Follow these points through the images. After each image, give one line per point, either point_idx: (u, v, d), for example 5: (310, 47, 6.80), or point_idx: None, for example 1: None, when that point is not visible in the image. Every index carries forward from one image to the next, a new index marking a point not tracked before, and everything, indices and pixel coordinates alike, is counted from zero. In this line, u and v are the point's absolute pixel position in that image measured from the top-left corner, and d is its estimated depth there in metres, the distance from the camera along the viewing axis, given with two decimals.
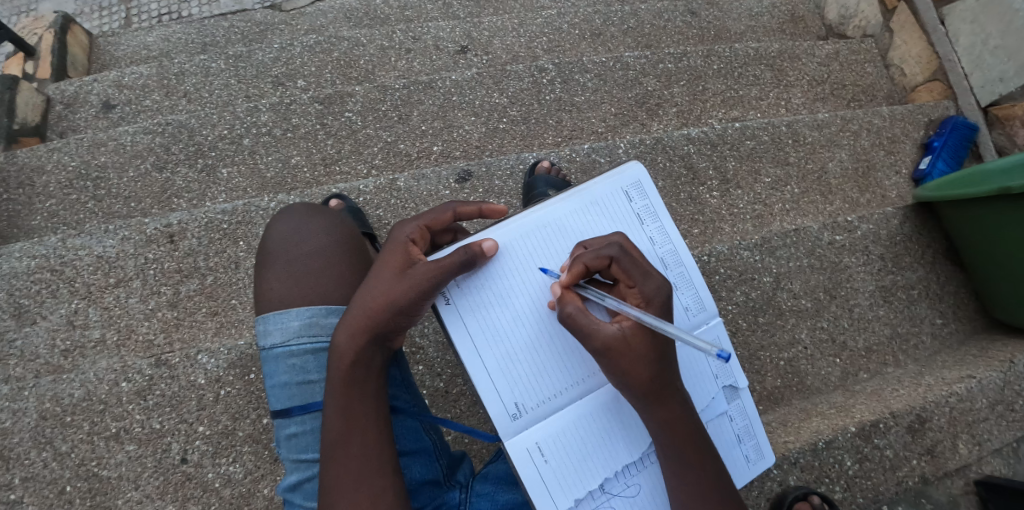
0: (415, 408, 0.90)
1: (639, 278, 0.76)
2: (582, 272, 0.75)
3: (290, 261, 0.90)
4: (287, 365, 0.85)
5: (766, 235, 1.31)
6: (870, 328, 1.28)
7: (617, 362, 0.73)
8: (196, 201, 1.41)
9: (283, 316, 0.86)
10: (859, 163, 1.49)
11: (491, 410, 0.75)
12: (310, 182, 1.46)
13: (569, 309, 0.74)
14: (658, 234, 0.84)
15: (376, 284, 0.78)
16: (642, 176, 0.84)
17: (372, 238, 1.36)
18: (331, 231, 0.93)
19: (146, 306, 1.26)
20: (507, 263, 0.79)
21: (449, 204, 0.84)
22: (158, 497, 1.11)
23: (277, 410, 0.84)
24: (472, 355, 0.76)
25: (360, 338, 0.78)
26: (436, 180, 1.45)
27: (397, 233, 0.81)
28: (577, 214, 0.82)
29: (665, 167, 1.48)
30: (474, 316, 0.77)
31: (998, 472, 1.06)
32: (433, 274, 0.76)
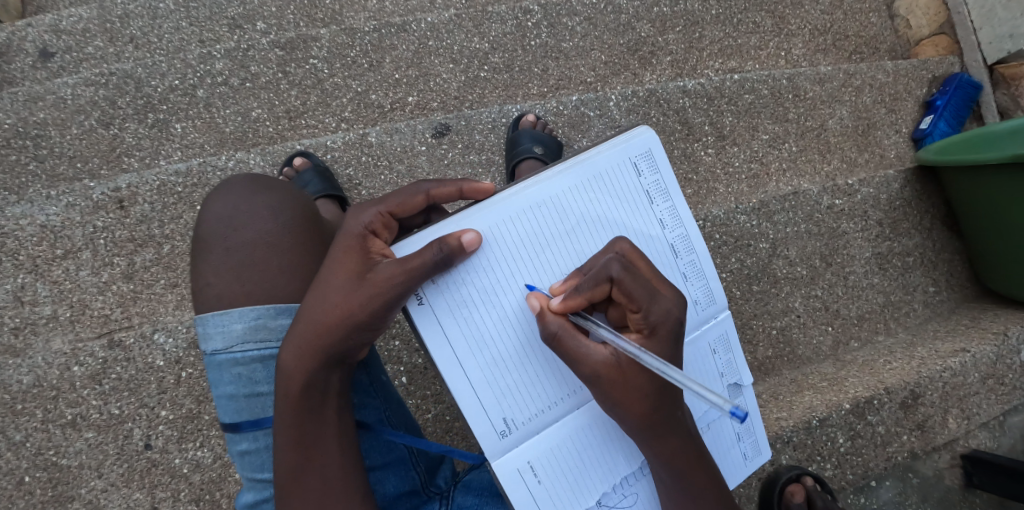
0: (389, 416, 0.82)
1: (641, 301, 0.69)
2: (578, 302, 0.69)
3: (229, 250, 0.79)
4: (232, 374, 0.76)
5: (765, 199, 1.25)
6: (864, 296, 1.25)
7: (608, 391, 0.69)
8: (150, 161, 1.28)
9: (223, 317, 0.76)
10: (859, 121, 1.43)
11: (477, 431, 0.69)
12: (273, 136, 1.34)
13: (553, 331, 0.68)
14: (669, 215, 0.77)
15: (330, 289, 0.70)
16: (653, 144, 0.76)
17: (341, 202, 1.28)
18: (278, 212, 0.81)
19: (99, 279, 1.17)
20: (495, 252, 0.71)
21: (422, 184, 0.76)
22: (123, 485, 1.09)
23: (226, 424, 0.76)
24: (452, 365, 0.69)
25: (311, 363, 0.71)
26: (411, 134, 1.34)
27: (354, 221, 0.72)
28: (579, 191, 0.74)
29: (659, 122, 1.39)
30: (456, 321, 0.70)
31: (983, 445, 1.07)
32: (397, 276, 0.68)
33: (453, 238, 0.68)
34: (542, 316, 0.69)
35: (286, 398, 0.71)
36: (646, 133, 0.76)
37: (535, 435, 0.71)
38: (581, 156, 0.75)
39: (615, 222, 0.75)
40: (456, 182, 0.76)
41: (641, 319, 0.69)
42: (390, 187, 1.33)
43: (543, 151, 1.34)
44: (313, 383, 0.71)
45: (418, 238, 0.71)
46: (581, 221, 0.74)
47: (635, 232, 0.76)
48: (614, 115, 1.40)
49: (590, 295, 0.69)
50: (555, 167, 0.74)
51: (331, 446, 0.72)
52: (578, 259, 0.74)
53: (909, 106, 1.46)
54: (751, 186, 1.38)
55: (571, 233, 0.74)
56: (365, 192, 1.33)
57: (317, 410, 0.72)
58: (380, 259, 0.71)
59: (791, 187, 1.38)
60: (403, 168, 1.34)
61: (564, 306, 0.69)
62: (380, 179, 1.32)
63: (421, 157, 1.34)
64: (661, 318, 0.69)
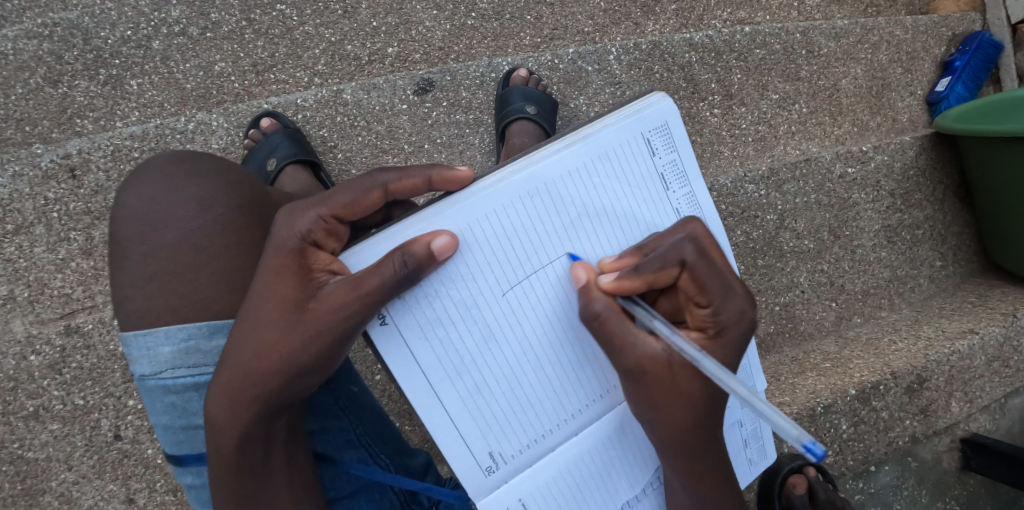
0: (358, 438, 0.77)
1: (712, 294, 0.64)
2: (635, 284, 0.63)
3: (148, 257, 0.72)
4: (165, 403, 0.71)
5: (774, 166, 1.17)
6: (870, 270, 1.21)
7: (651, 388, 0.65)
8: (105, 124, 1.12)
9: (148, 339, 0.70)
10: (874, 81, 1.33)
11: (460, 469, 0.64)
12: (239, 93, 1.18)
13: (597, 311, 0.63)
14: (686, 203, 0.67)
15: (263, 327, 0.62)
16: (670, 116, 0.65)
17: (316, 168, 1.15)
18: (203, 208, 0.74)
19: (56, 256, 1.05)
20: (477, 256, 0.62)
21: (379, 176, 0.64)
22: (96, 477, 1.03)
23: (170, 455, 0.73)
24: (427, 396, 0.63)
25: (244, 414, 0.63)
26: (390, 91, 1.19)
27: (287, 230, 0.62)
28: (579, 176, 0.64)
29: (662, 78, 1.26)
30: (429, 343, 0.63)
31: (983, 429, 1.09)
32: (350, 303, 0.60)
33: (423, 241, 0.59)
34: (587, 291, 0.63)
35: (218, 460, 0.64)
36: (662, 103, 0.65)
37: (527, 468, 0.66)
38: (582, 132, 0.64)
39: (622, 213, 0.65)
40: (422, 169, 0.65)
41: (708, 315, 0.65)
42: (367, 150, 1.19)
43: (535, 111, 1.21)
44: (251, 436, 0.64)
45: (374, 245, 0.62)
46: (581, 214, 0.64)
47: (647, 224, 0.66)
48: (613, 71, 1.26)
49: (653, 276, 0.63)
50: (550, 147, 0.63)
51: (281, 497, 0.67)
52: (575, 258, 0.65)
53: (926, 65, 1.37)
54: (758, 149, 1.28)
55: (569, 228, 0.64)
56: (340, 155, 1.19)
57: (264, 456, 0.66)
58: (325, 279, 0.63)
59: (799, 151, 1.29)
60: (382, 128, 1.19)
61: (616, 285, 0.63)
62: (356, 140, 1.19)
63: (402, 117, 1.19)
64: (732, 316, 0.65)
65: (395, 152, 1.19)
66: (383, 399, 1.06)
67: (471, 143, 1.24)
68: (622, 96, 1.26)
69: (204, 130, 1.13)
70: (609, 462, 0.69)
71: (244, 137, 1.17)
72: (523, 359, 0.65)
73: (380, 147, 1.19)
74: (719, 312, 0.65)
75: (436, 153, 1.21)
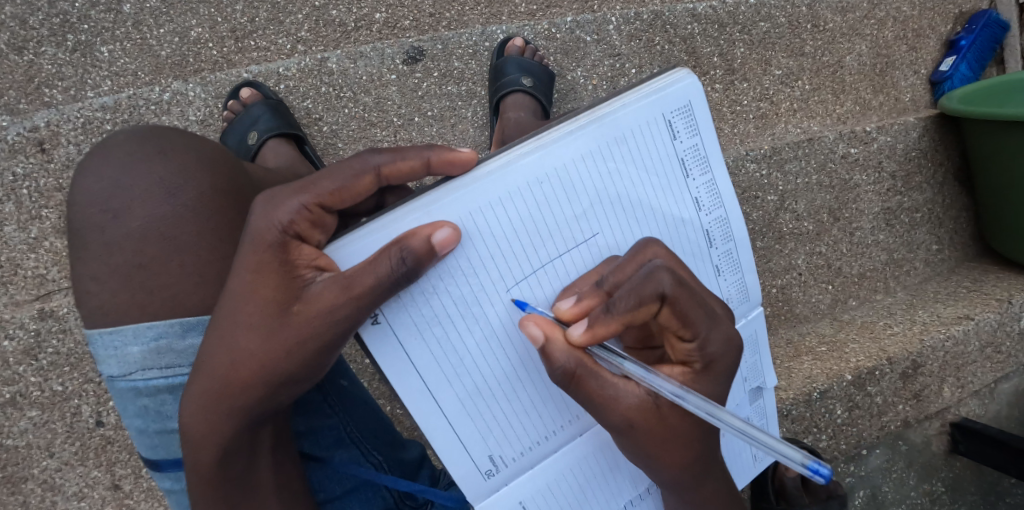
0: (349, 436, 0.74)
1: (697, 326, 0.59)
2: (609, 329, 0.57)
3: (110, 247, 0.66)
4: (138, 406, 0.66)
5: (777, 144, 1.14)
6: (868, 253, 1.20)
7: (642, 439, 0.61)
8: (75, 94, 1.05)
9: (116, 338, 0.64)
10: (878, 58, 1.29)
11: (459, 474, 0.61)
12: (218, 61, 1.10)
13: (570, 368, 0.58)
14: (705, 192, 0.63)
15: (241, 333, 0.55)
16: (694, 96, 0.60)
17: (301, 142, 1.08)
18: (170, 192, 0.67)
19: (27, 235, 1.00)
20: (481, 248, 0.57)
21: (370, 157, 0.56)
22: (79, 464, 1.00)
23: (147, 459, 0.68)
24: (424, 399, 0.58)
25: (222, 427, 0.58)
26: (378, 60, 1.11)
27: (265, 221, 0.54)
28: (595, 160, 0.58)
29: (664, 52, 1.19)
30: (426, 343, 0.57)
31: (972, 413, 1.15)
32: (341, 306, 0.54)
33: (422, 234, 0.53)
34: (550, 349, 0.57)
35: (197, 474, 0.59)
36: (686, 81, 0.59)
37: (528, 471, 0.64)
38: (598, 111, 0.58)
39: (639, 201, 0.61)
40: (420, 149, 0.57)
41: (694, 349, 0.60)
42: (354, 123, 1.11)
43: (532, 83, 1.14)
44: (233, 447, 0.59)
45: (363, 238, 0.55)
46: (595, 201, 0.59)
47: (664, 213, 0.62)
48: (613, 42, 1.18)
49: (628, 318, 0.56)
50: (563, 128, 0.57)
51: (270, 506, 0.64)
52: (586, 249, 0.60)
53: (931, 43, 1.34)
54: (758, 127, 1.23)
55: (581, 218, 0.59)
56: (326, 127, 1.12)
57: (248, 464, 0.62)
58: (311, 277, 0.55)
59: (800, 130, 1.25)
60: (370, 99, 1.11)
61: (589, 336, 0.57)
62: (342, 112, 1.11)
63: (390, 88, 1.11)
64: (720, 347, 0.61)
65: (384, 124, 1.11)
66: (372, 383, 1.02)
67: (464, 116, 1.16)
68: (621, 69, 1.18)
69: (180, 101, 1.06)
70: (612, 461, 0.68)
71: (223, 109, 1.10)
72: (527, 360, 0.61)
73: (368, 120, 1.11)
74: (705, 344, 0.60)
75: (427, 127, 1.13)
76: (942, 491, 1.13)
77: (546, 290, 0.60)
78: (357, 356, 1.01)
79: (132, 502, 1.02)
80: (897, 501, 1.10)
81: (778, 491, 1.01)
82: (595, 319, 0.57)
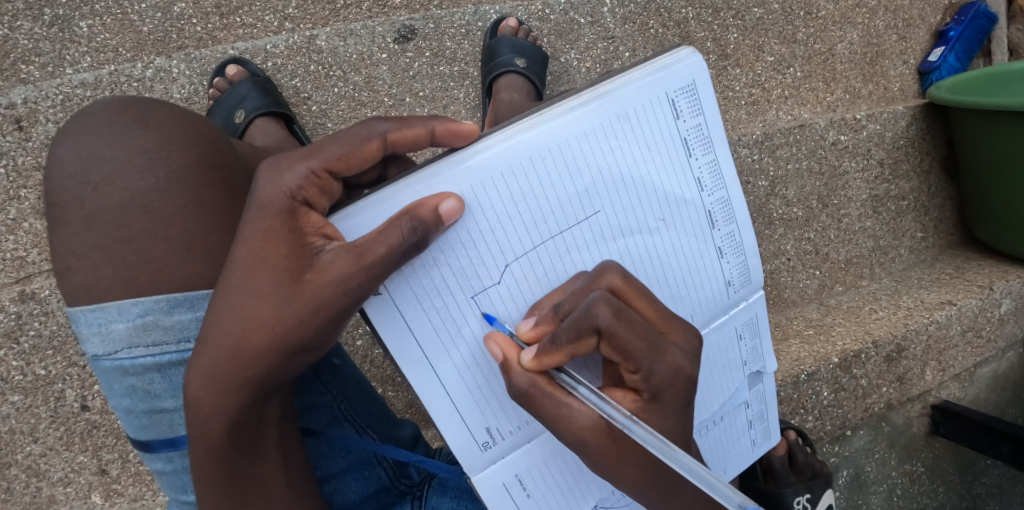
0: (343, 413, 0.73)
1: (640, 359, 0.56)
2: (558, 359, 0.56)
3: (92, 221, 0.62)
4: (124, 386, 0.62)
5: (769, 130, 1.14)
6: (854, 240, 1.22)
7: (598, 460, 0.59)
8: (54, 70, 1.01)
9: (99, 315, 0.60)
10: (868, 48, 1.30)
11: (455, 446, 0.59)
12: (202, 38, 1.06)
13: (521, 390, 0.57)
14: (708, 172, 0.62)
15: (250, 302, 0.54)
16: (697, 75, 0.59)
17: (289, 122, 1.05)
18: (154, 163, 0.64)
19: (5, 216, 0.96)
20: (483, 222, 0.56)
21: (377, 124, 0.55)
22: (64, 449, 0.98)
23: (135, 440, 0.65)
24: (423, 369, 0.57)
25: (230, 398, 0.56)
26: (368, 38, 1.08)
27: (272, 187, 0.53)
28: (593, 137, 0.57)
29: (658, 35, 1.18)
30: (427, 314, 0.56)
31: (950, 394, 1.20)
32: (352, 276, 0.52)
33: (430, 204, 0.52)
34: (507, 369, 0.57)
35: (201, 447, 0.57)
36: (690, 59, 0.58)
37: (526, 445, 0.63)
38: (601, 89, 0.57)
39: (640, 180, 0.59)
40: (425, 119, 0.56)
41: (640, 380, 0.57)
42: (344, 103, 1.09)
43: (525, 63, 1.12)
44: (241, 420, 0.58)
45: (368, 208, 0.54)
46: (596, 179, 0.58)
47: (668, 193, 0.61)
48: (607, 24, 1.16)
49: (571, 349, 0.56)
50: (566, 104, 0.57)
51: (275, 483, 0.62)
52: (585, 228, 0.59)
53: (921, 33, 1.35)
54: (750, 114, 1.23)
55: (583, 196, 0.58)
56: (315, 107, 1.09)
57: (253, 441, 0.60)
58: (320, 246, 0.54)
59: (791, 117, 1.25)
60: (360, 78, 1.09)
61: (538, 363, 0.56)
62: (332, 92, 1.09)
63: (381, 67, 1.09)
64: (667, 376, 0.57)
65: (375, 104, 1.09)
66: (364, 365, 1.01)
67: (456, 97, 1.14)
68: (615, 52, 1.17)
69: (163, 78, 1.02)
70: None
71: (209, 86, 1.07)
72: None
73: (358, 99, 1.09)
74: (651, 375, 0.57)
75: (418, 108, 1.11)
76: (922, 471, 1.18)
77: (545, 267, 0.59)
78: (347, 337, 1.00)
79: (119, 487, 1.00)
80: (878, 480, 1.14)
81: (765, 470, 1.01)
82: (543, 349, 0.56)
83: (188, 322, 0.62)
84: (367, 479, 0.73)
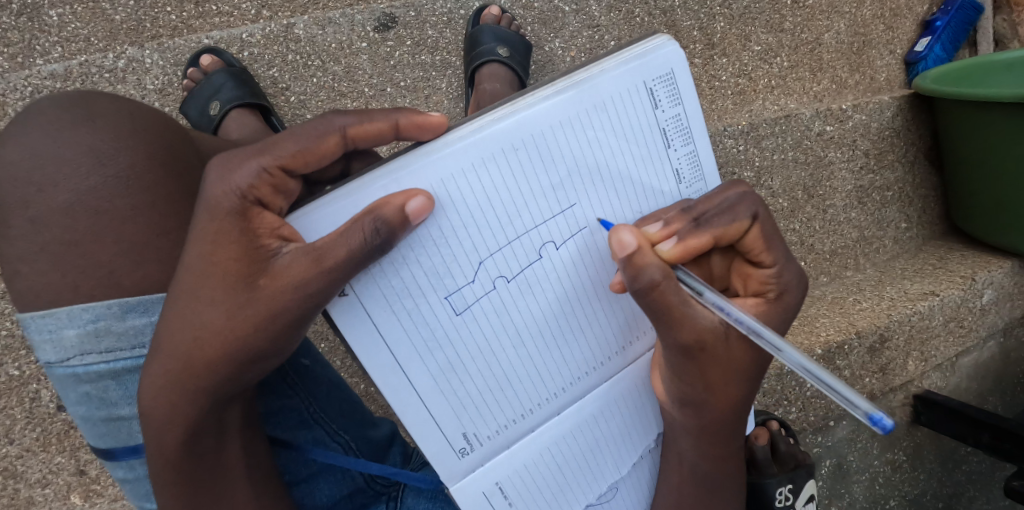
0: (312, 417, 0.72)
1: (775, 254, 0.61)
2: (701, 244, 0.58)
3: (35, 224, 0.60)
4: (79, 393, 0.60)
5: (755, 121, 1.13)
6: (839, 230, 1.21)
7: (705, 359, 0.61)
8: (23, 61, 0.97)
9: (49, 321, 0.59)
10: (855, 37, 1.29)
11: (431, 451, 0.58)
12: (177, 26, 1.03)
13: (656, 277, 0.55)
14: (686, 163, 0.61)
15: (204, 309, 0.53)
16: (675, 63, 0.57)
17: (267, 114, 1.02)
18: (100, 162, 0.61)
19: None
20: (455, 219, 0.54)
21: (335, 118, 0.53)
22: (41, 450, 0.96)
23: (96, 449, 0.63)
24: (393, 373, 0.56)
25: (188, 406, 0.55)
26: (347, 27, 1.05)
27: (222, 186, 0.51)
28: (569, 128, 0.56)
29: (643, 25, 1.16)
30: (397, 316, 0.55)
31: (932, 384, 1.21)
32: (312, 280, 0.51)
33: (395, 202, 0.51)
34: (642, 255, 0.55)
35: (160, 457, 0.56)
36: (666, 48, 0.57)
37: (505, 450, 0.61)
38: (575, 78, 0.56)
39: (617, 172, 0.58)
40: (388, 113, 0.55)
41: (771, 275, 0.62)
42: (324, 94, 1.06)
43: (508, 53, 1.10)
44: (201, 427, 0.57)
45: (330, 206, 0.52)
46: (572, 171, 0.57)
47: (645, 185, 0.60)
48: (592, 13, 1.14)
49: (719, 232, 0.58)
50: (539, 94, 0.55)
51: (241, 491, 0.61)
52: (562, 221, 0.58)
53: (907, 23, 1.34)
54: (736, 104, 1.21)
55: (559, 188, 0.57)
56: (293, 97, 1.06)
57: (215, 447, 0.59)
58: (277, 248, 0.52)
59: (777, 107, 1.24)
60: (340, 68, 1.06)
61: (681, 251, 0.57)
62: (311, 82, 1.06)
63: (361, 57, 1.06)
64: (792, 278, 0.63)
65: (355, 95, 1.06)
66: (344, 362, 1.00)
67: (438, 87, 1.11)
68: (600, 41, 1.15)
69: (136, 69, 0.99)
70: (589, 443, 0.66)
71: (183, 77, 1.03)
72: (505, 345, 0.59)
73: (337, 90, 1.06)
74: (781, 273, 0.62)
75: (400, 98, 1.08)
76: (903, 459, 1.19)
77: (520, 264, 0.57)
78: (328, 333, 0.99)
79: (99, 487, 0.98)
80: (861, 469, 1.16)
81: (749, 461, 0.97)
82: (686, 234, 0.57)
83: (142, 327, 0.60)
84: (342, 484, 0.72)
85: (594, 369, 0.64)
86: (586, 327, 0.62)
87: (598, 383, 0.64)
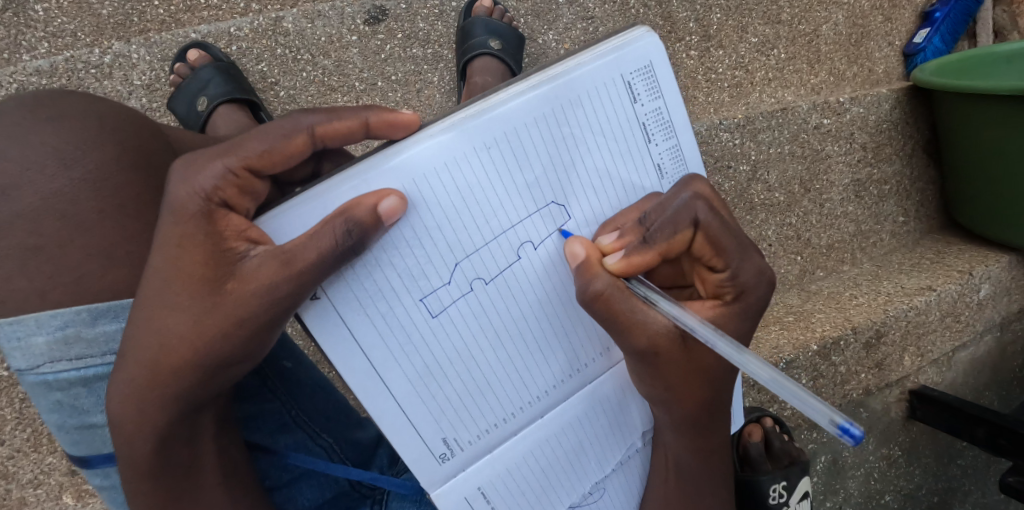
0: (294, 420, 0.71)
1: (728, 255, 0.59)
2: (646, 259, 0.57)
3: (6, 229, 0.58)
4: (51, 402, 0.60)
5: (751, 114, 1.12)
6: (836, 224, 1.20)
7: (668, 360, 0.60)
8: (9, 57, 0.95)
9: (18, 328, 0.58)
10: (853, 28, 1.27)
11: (409, 457, 0.58)
12: (166, 20, 1.01)
13: (599, 290, 0.56)
14: (669, 158, 0.60)
15: (170, 315, 0.52)
16: (654, 56, 0.56)
17: (257, 109, 1.02)
18: (71, 164, 0.60)
19: None
20: (428, 220, 0.53)
21: (302, 117, 0.52)
22: (32, 451, 0.96)
23: (72, 456, 0.63)
24: (369, 378, 0.55)
25: (158, 414, 0.54)
26: (337, 21, 1.03)
27: (185, 189, 0.50)
28: (545, 124, 0.54)
29: (639, 16, 1.14)
30: (371, 320, 0.54)
31: (929, 379, 1.21)
32: (281, 284, 0.50)
33: (366, 203, 0.50)
34: (587, 271, 0.56)
35: (132, 465, 0.56)
36: (644, 40, 0.55)
37: (486, 455, 0.61)
38: (552, 72, 0.54)
39: (594, 170, 0.57)
40: (357, 110, 0.53)
41: (726, 278, 0.60)
42: (313, 88, 1.04)
43: (499, 45, 1.09)
44: (172, 435, 0.56)
45: (299, 210, 0.51)
46: (549, 168, 0.55)
47: (625, 181, 0.59)
48: (586, 5, 1.12)
49: (664, 246, 0.57)
50: (514, 90, 0.53)
51: (217, 498, 0.60)
52: (539, 220, 0.57)
53: (905, 14, 1.32)
54: (733, 96, 1.19)
55: (535, 187, 0.55)
56: (282, 93, 1.04)
57: (186, 455, 0.58)
58: (244, 250, 0.51)
59: (774, 100, 1.22)
60: (329, 62, 1.04)
61: (626, 265, 0.57)
62: (300, 76, 1.04)
63: (351, 50, 1.04)
64: (751, 276, 0.61)
65: (345, 90, 1.05)
66: None
67: (430, 81, 1.09)
68: (595, 33, 1.13)
69: (122, 64, 0.97)
70: (573, 445, 0.65)
71: (170, 72, 1.01)
72: (484, 348, 0.58)
73: (327, 84, 1.04)
74: (737, 273, 0.60)
75: (390, 93, 1.07)
76: (898, 454, 1.19)
77: (498, 265, 0.56)
78: None
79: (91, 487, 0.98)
80: (856, 464, 1.15)
81: (743, 457, 0.97)
82: (632, 250, 0.57)
83: (112, 332, 0.59)
84: (325, 487, 0.72)
85: (576, 371, 0.63)
86: (567, 329, 0.61)
87: (579, 386, 0.64)
